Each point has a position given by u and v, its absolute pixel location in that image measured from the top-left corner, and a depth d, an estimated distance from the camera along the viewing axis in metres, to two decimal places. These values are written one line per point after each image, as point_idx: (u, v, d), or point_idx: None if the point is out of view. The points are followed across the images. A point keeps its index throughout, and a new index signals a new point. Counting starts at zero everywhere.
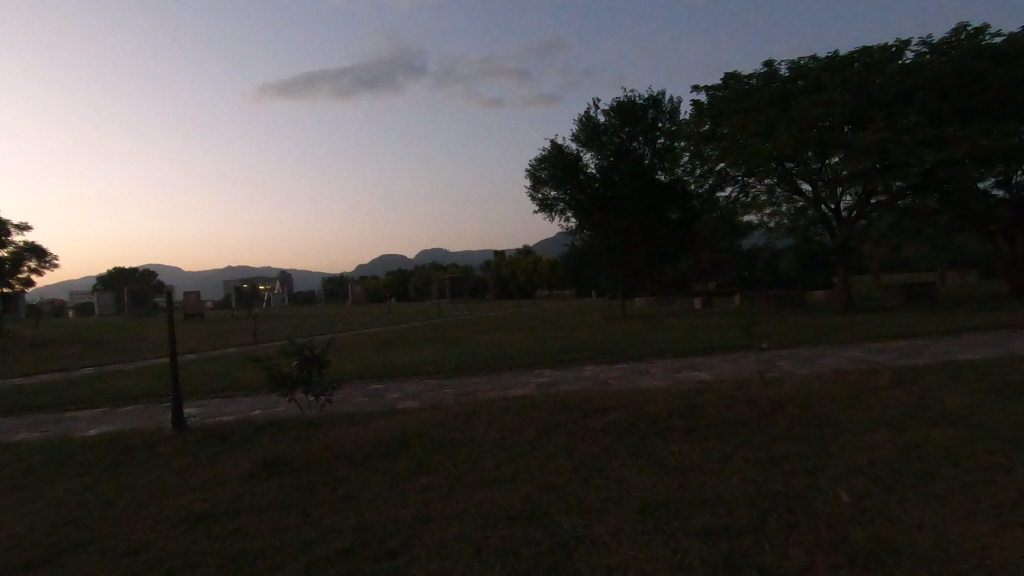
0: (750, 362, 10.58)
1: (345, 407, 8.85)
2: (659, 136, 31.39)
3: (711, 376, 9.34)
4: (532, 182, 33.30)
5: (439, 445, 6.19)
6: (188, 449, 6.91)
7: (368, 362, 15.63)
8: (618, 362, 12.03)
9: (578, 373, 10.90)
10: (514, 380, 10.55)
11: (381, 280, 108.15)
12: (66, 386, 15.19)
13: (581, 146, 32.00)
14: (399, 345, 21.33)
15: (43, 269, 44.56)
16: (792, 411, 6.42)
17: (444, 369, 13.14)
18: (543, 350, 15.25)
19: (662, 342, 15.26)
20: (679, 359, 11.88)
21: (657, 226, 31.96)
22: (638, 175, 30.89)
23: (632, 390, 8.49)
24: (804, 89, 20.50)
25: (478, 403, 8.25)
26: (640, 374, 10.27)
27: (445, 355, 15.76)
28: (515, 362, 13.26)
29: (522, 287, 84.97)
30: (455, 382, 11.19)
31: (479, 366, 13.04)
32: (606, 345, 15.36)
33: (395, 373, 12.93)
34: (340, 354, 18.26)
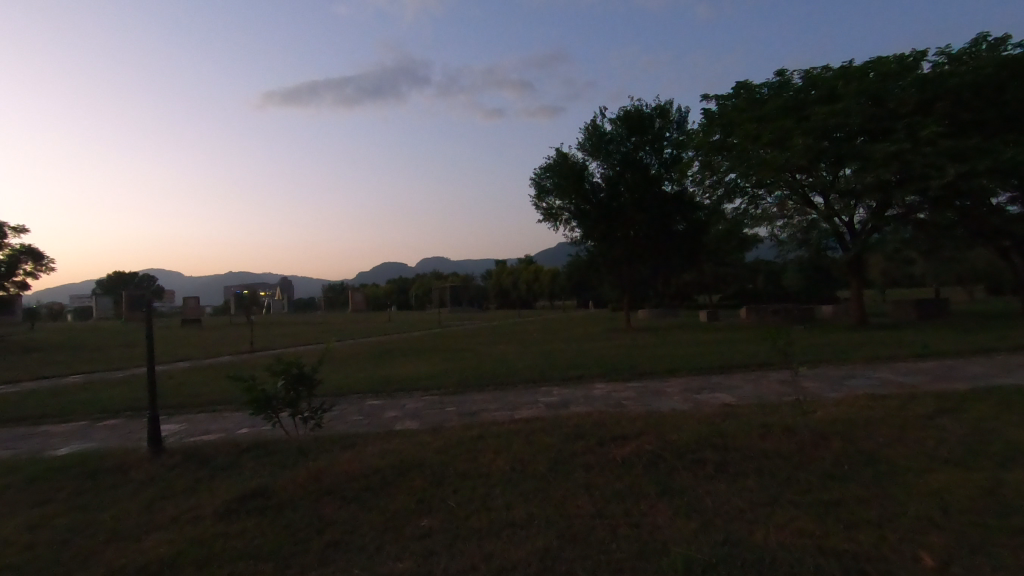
0: (771, 382, 9.94)
1: (339, 427, 8.17)
2: (666, 146, 30.88)
3: (734, 398, 8.68)
4: (536, 191, 32.76)
5: (441, 477, 5.53)
6: (161, 476, 6.23)
7: (365, 375, 14.97)
8: (629, 380, 11.38)
9: (588, 392, 10.25)
10: (519, 399, 9.89)
11: (381, 288, 107.52)
12: (49, 395, 14.51)
13: (587, 154, 31.49)
14: (399, 356, 20.70)
15: (39, 272, 44.02)
16: (836, 445, 5.76)
17: (445, 384, 12.47)
18: (548, 364, 14.60)
19: (673, 358, 14.63)
20: (694, 377, 11.24)
21: (663, 237, 31.35)
22: (645, 185, 30.35)
23: (649, 413, 7.83)
24: (818, 98, 19.94)
25: (484, 426, 7.57)
26: (655, 394, 9.62)
27: (446, 369, 15.13)
28: (519, 378, 12.62)
29: (523, 297, 84.31)
30: (457, 399, 10.54)
31: (482, 382, 12.39)
32: (615, 360, 14.73)
33: (392, 389, 12.27)
34: (336, 367, 17.61)
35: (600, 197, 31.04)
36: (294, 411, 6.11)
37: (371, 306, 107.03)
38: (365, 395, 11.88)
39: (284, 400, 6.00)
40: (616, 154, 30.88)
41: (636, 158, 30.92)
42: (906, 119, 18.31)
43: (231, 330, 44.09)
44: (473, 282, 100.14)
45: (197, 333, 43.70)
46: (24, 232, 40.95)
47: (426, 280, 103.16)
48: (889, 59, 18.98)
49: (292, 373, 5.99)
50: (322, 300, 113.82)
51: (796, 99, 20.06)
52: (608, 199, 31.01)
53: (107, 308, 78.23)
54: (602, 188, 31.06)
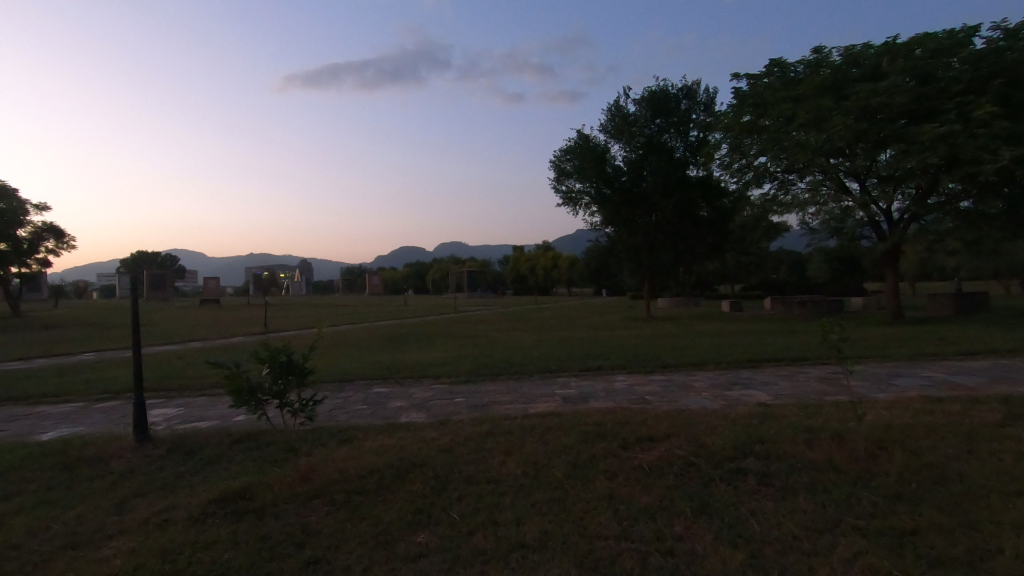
0: (808, 380, 9.12)
1: (339, 418, 7.60)
2: (693, 128, 29.67)
3: (770, 397, 7.91)
4: (556, 174, 31.86)
5: (444, 482, 4.91)
6: (141, 469, 5.72)
7: (374, 362, 14.46)
8: (652, 373, 10.64)
9: (607, 385, 9.54)
10: (534, 391, 9.23)
11: (398, 272, 107.63)
12: (56, 374, 14.31)
13: (610, 136, 30.47)
14: (411, 342, 20.22)
15: (61, 250, 44.65)
16: (898, 458, 5.00)
17: (456, 372, 11.86)
18: (564, 354, 13.91)
19: (697, 350, 13.84)
20: (722, 371, 10.45)
21: (687, 223, 30.26)
22: (669, 170, 29.26)
23: (677, 412, 7.11)
24: (860, 76, 18.66)
25: (494, 422, 6.93)
26: (680, 389, 8.89)
27: (457, 357, 14.55)
28: (534, 367, 11.98)
29: (540, 284, 83.49)
30: (467, 389, 9.93)
31: (494, 371, 11.76)
32: (634, 351, 13.99)
33: (400, 377, 11.71)
34: (346, 352, 17.18)
35: (622, 181, 30.03)
36: (281, 404, 5.48)
37: (388, 290, 107.30)
38: (372, 383, 11.33)
39: (271, 390, 5.40)
40: (640, 137, 29.80)
41: (660, 141, 29.82)
42: (956, 99, 16.98)
43: (248, 311, 44.33)
44: (490, 267, 99.52)
45: (214, 313, 44.05)
46: (47, 210, 41.61)
47: (443, 265, 102.86)
48: (939, 34, 17.63)
49: (281, 362, 5.37)
50: (340, 283, 114.48)
51: (835, 77, 18.81)
52: (630, 184, 30.00)
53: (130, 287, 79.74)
54: (624, 172, 30.04)
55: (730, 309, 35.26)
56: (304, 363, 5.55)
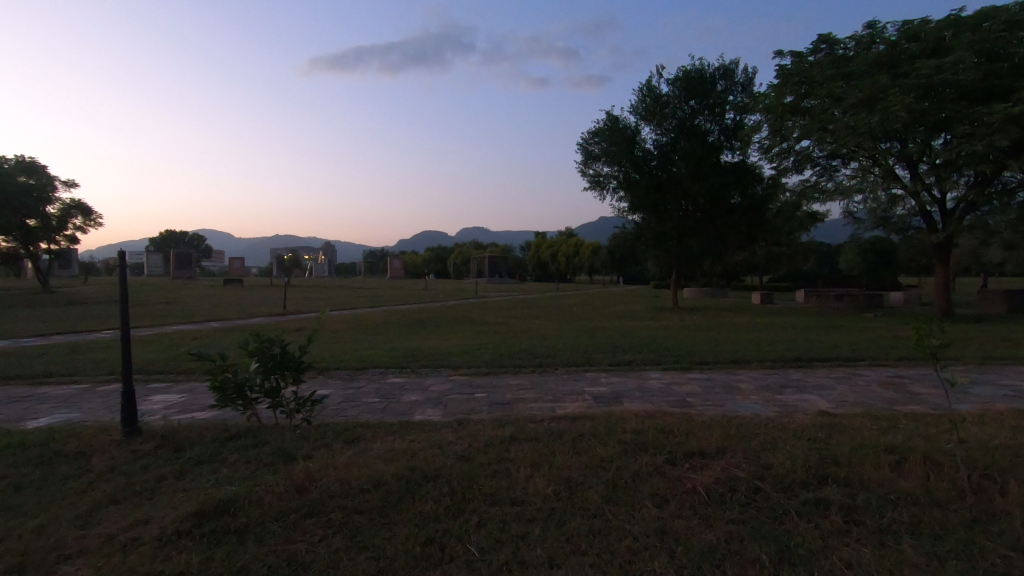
0: (869, 385, 8.13)
1: (349, 414, 6.92)
2: (729, 111, 28.21)
3: (830, 404, 6.99)
4: (583, 157, 30.75)
5: (460, 502, 4.17)
6: (120, 469, 5.08)
7: (390, 348, 13.82)
8: (690, 370, 9.73)
9: (642, 384, 8.67)
10: (561, 388, 8.42)
11: (419, 256, 107.51)
12: (68, 352, 13.99)
13: (641, 119, 29.22)
14: (430, 328, 19.59)
15: (88, 227, 45.14)
16: (1014, 493, 4.09)
17: (476, 363, 11.11)
18: (591, 346, 13.06)
19: (733, 345, 12.91)
20: (768, 371, 9.51)
21: (720, 211, 28.90)
22: (702, 154, 27.91)
23: (726, 420, 6.24)
24: (919, 52, 17.13)
25: (519, 424, 6.16)
26: (725, 390, 7.98)
27: (477, 345, 13.85)
28: (559, 360, 11.18)
29: (562, 271, 82.37)
30: (488, 383, 9.17)
31: (517, 362, 10.99)
32: (666, 344, 13.09)
33: (415, 366, 11.02)
34: (363, 338, 16.63)
35: (652, 165, 28.78)
36: (274, 403, 4.88)
37: (409, 274, 107.44)
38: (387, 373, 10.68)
39: (261, 387, 4.81)
40: (673, 119, 28.46)
41: (694, 124, 28.45)
42: None
43: (269, 292, 44.41)
44: (511, 254, 98.66)
45: (236, 293, 44.21)
46: (74, 188, 41.99)
47: (464, 250, 102.37)
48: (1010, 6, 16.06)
49: (272, 355, 4.76)
50: (362, 267, 115.02)
51: (892, 53, 17.32)
52: (660, 168, 28.73)
53: (158, 265, 81.19)
54: (655, 156, 28.80)
55: (760, 301, 33.89)
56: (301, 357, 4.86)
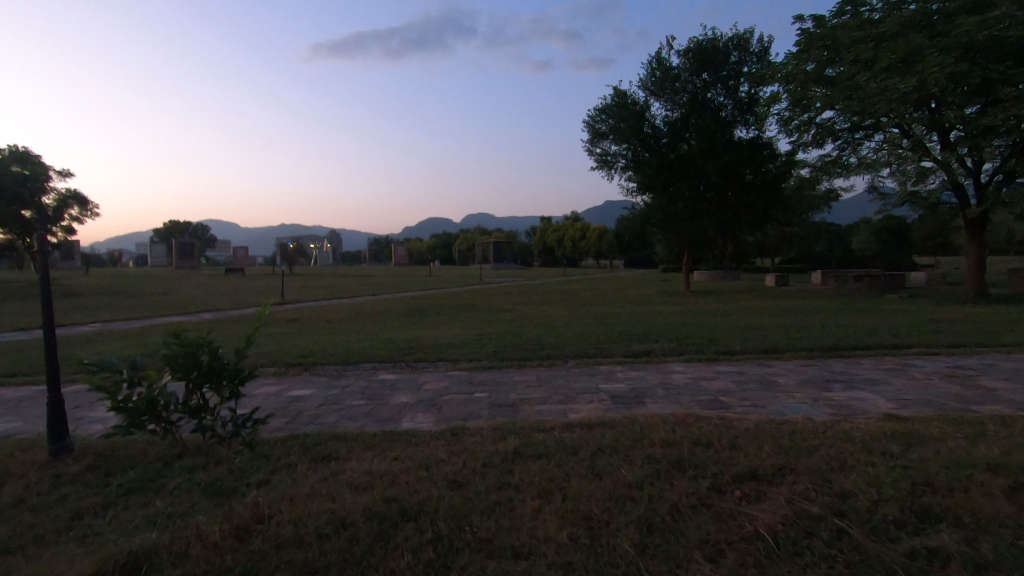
0: (931, 379, 7.03)
1: (326, 423, 5.95)
2: (743, 83, 26.79)
3: (894, 403, 5.92)
4: (589, 135, 29.48)
5: (448, 556, 3.18)
6: (29, 502, 4.09)
7: (386, 339, 12.83)
8: (716, 362, 8.66)
9: (665, 379, 7.62)
10: (573, 386, 7.39)
11: (424, 243, 106.53)
12: (43, 348, 13.07)
13: (650, 94, 27.87)
14: (432, 316, 18.62)
15: (86, 218, 44.30)
16: None
17: (477, 356, 10.09)
18: (603, 334, 12.03)
19: (758, 332, 11.82)
20: (806, 362, 8.43)
21: (734, 189, 27.58)
22: (715, 129, 26.56)
23: (775, 428, 5.18)
24: (963, 8, 15.32)
25: (526, 435, 5.15)
26: (763, 387, 6.91)
27: (480, 334, 12.85)
28: (569, 351, 10.15)
29: (568, 256, 81.20)
30: (489, 379, 8.16)
31: (523, 354, 9.96)
32: (684, 332, 12.05)
33: (410, 359, 10.02)
34: (360, 328, 15.66)
35: (662, 142, 27.48)
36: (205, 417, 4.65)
37: (414, 261, 106.83)
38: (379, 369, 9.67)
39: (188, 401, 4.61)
40: (684, 93, 27.08)
41: (706, 98, 27.09)
42: None
43: (270, 281, 43.61)
44: (517, 239, 97.47)
45: (238, 283, 43.51)
46: (70, 178, 41.22)
47: (469, 235, 101.27)
48: None
49: (196, 362, 4.54)
50: (367, 255, 114.34)
51: (925, 12, 15.89)
52: (671, 145, 27.43)
53: (162, 256, 80.90)
54: (665, 133, 27.49)
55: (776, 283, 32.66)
56: (236, 361, 4.71)
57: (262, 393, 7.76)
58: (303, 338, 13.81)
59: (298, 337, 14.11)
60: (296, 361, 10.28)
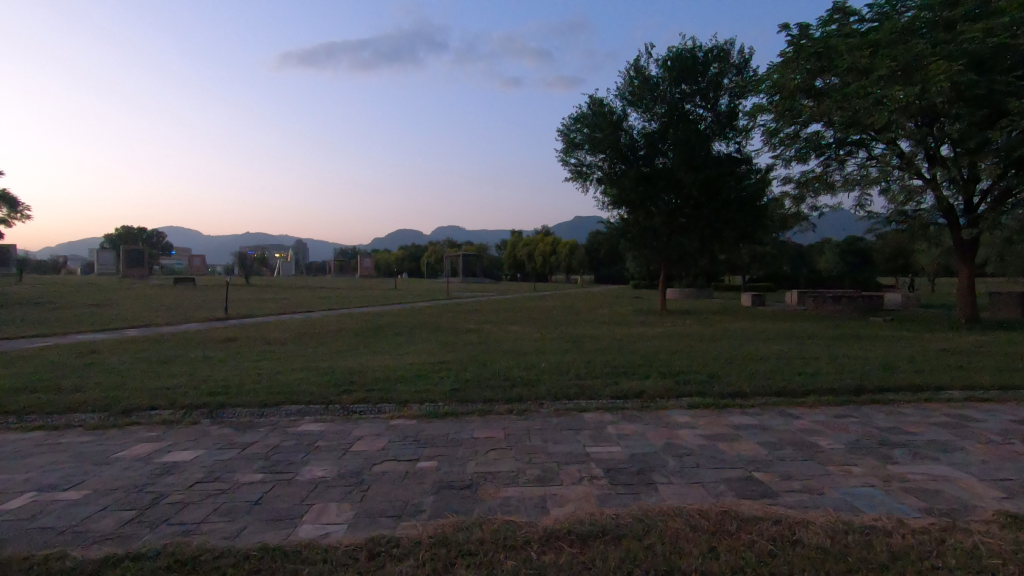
0: (1011, 443, 5.47)
1: (183, 527, 3.93)
2: (723, 95, 25.82)
3: (996, 490, 4.28)
4: (563, 145, 27.96)
5: None
6: None
7: (327, 368, 10.77)
8: (728, 411, 6.95)
9: (670, 440, 5.85)
10: (553, 450, 5.53)
11: (391, 254, 103.70)
12: None
13: (627, 103, 26.63)
14: (388, 338, 16.61)
15: (14, 221, 40.48)
16: None
17: (429, 396, 8.14)
18: (582, 365, 10.29)
19: (760, 365, 10.25)
20: (837, 414, 6.81)
21: (713, 206, 26.39)
22: (695, 142, 25.40)
23: (861, 545, 3.43)
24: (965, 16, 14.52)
25: (484, 563, 3.28)
26: (806, 457, 5.18)
27: (438, 364, 10.94)
28: (544, 391, 8.35)
29: (538, 271, 79.71)
30: (442, 436, 6.25)
31: (486, 396, 8.10)
32: (675, 364, 10.42)
33: (347, 401, 8.03)
34: (300, 352, 13.53)
35: (639, 155, 26.22)
36: None
37: (380, 273, 103.91)
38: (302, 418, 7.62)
39: None
40: (662, 103, 25.93)
41: (684, 110, 26.01)
42: None
43: (221, 292, 40.50)
44: (486, 252, 95.66)
45: (186, 293, 40.51)
46: None
47: (437, 247, 99.01)
48: None
49: None
50: (331, 266, 110.44)
51: (926, 19, 14.93)
52: (649, 158, 26.17)
53: (110, 263, 76.31)
54: (642, 145, 26.26)
55: (752, 303, 31.69)
56: None
57: (127, 458, 5.67)
58: (228, 365, 11.63)
59: (222, 363, 11.92)
60: (203, 400, 8.17)
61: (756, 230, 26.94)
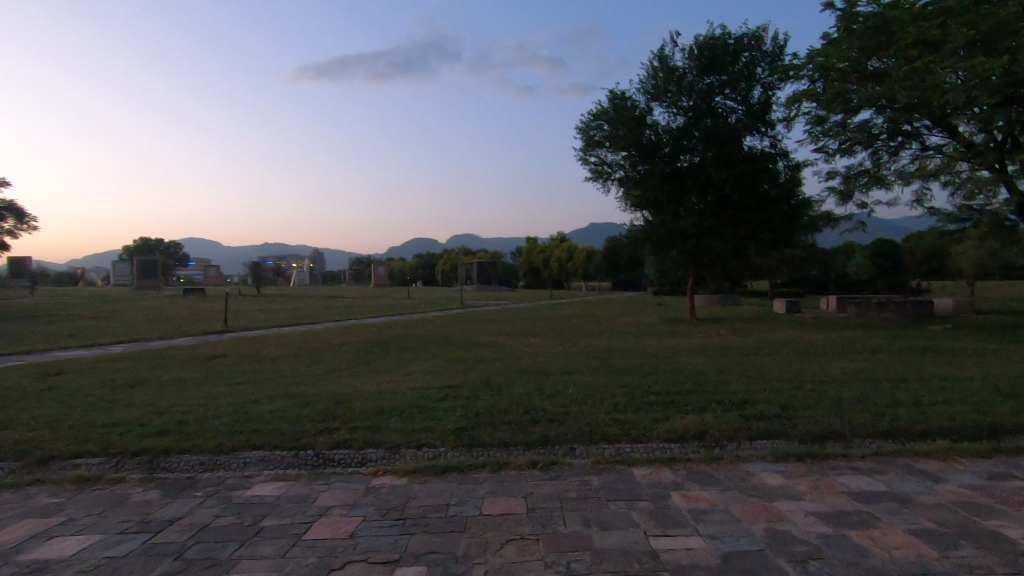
0: None
1: None
2: (755, 86, 23.84)
3: None
4: (583, 143, 26.12)
5: None
6: None
7: (314, 394, 9.11)
8: (834, 469, 5.05)
9: (772, 524, 3.97)
10: (601, 546, 3.68)
11: (406, 262, 102.71)
12: None
13: (651, 96, 24.77)
14: (392, 354, 14.91)
15: (20, 232, 39.64)
16: None
17: (424, 439, 6.41)
18: (617, 391, 8.49)
19: (837, 390, 8.37)
20: (991, 474, 4.88)
21: (746, 206, 24.33)
22: (726, 137, 23.43)
23: None
24: None
25: None
26: (1005, 565, 3.29)
27: (445, 389, 9.19)
28: (574, 430, 6.55)
29: (555, 277, 77.81)
30: (441, 509, 4.47)
31: (501, 440, 6.33)
32: (732, 389, 8.54)
33: (323, 447, 6.29)
34: (290, 372, 11.88)
35: (664, 151, 24.32)
36: None
37: (395, 280, 103.01)
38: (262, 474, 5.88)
39: None
40: (689, 95, 24.06)
41: (713, 102, 24.09)
42: None
43: (228, 302, 39.20)
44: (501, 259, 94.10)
45: (194, 304, 39.49)
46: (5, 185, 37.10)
47: (452, 255, 97.70)
48: None
49: None
50: (346, 274, 109.74)
51: None
52: (675, 155, 24.27)
53: (126, 273, 76.24)
54: (667, 141, 24.35)
55: (787, 309, 29.51)
56: None
57: None
58: (202, 389, 10.02)
59: (196, 387, 10.31)
60: (147, 443, 6.50)
61: (793, 231, 24.81)
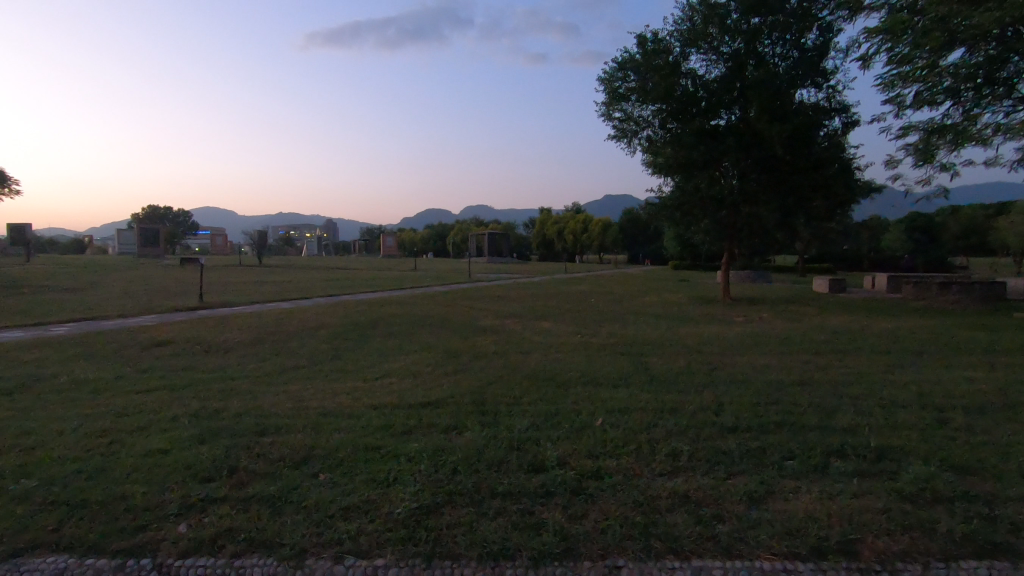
0: None
1: None
2: (810, 27, 20.23)
3: None
4: (606, 97, 22.75)
5: None
6: None
7: (236, 415, 6.44)
8: None
9: None
10: None
11: (416, 233, 99.77)
12: None
13: (686, 41, 21.24)
14: (373, 343, 12.19)
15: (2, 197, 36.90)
16: None
17: (352, 538, 3.65)
18: (670, 423, 5.67)
19: (1007, 430, 5.49)
20: None
21: (796, 170, 20.90)
22: (775, 88, 19.94)
23: None
24: None
25: None
26: None
27: (418, 411, 6.43)
28: (618, 525, 3.74)
29: (569, 249, 74.55)
30: None
31: (485, 546, 3.56)
32: (845, 424, 5.66)
33: (172, 554, 3.58)
34: (231, 372, 9.19)
35: (701, 106, 20.90)
36: None
37: (405, 252, 100.20)
38: None
39: None
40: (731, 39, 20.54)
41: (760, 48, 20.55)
42: None
43: (222, 273, 36.54)
44: (513, 230, 90.78)
45: (186, 274, 36.91)
46: None
47: (463, 226, 94.45)
48: None
49: None
50: (355, 244, 107.19)
51: None
52: (713, 110, 20.84)
53: (132, 242, 74.65)
54: (704, 94, 20.90)
55: (832, 288, 26.31)
56: None
57: None
58: (93, 400, 7.35)
59: (92, 393, 7.68)
60: None
61: (847, 200, 21.46)
